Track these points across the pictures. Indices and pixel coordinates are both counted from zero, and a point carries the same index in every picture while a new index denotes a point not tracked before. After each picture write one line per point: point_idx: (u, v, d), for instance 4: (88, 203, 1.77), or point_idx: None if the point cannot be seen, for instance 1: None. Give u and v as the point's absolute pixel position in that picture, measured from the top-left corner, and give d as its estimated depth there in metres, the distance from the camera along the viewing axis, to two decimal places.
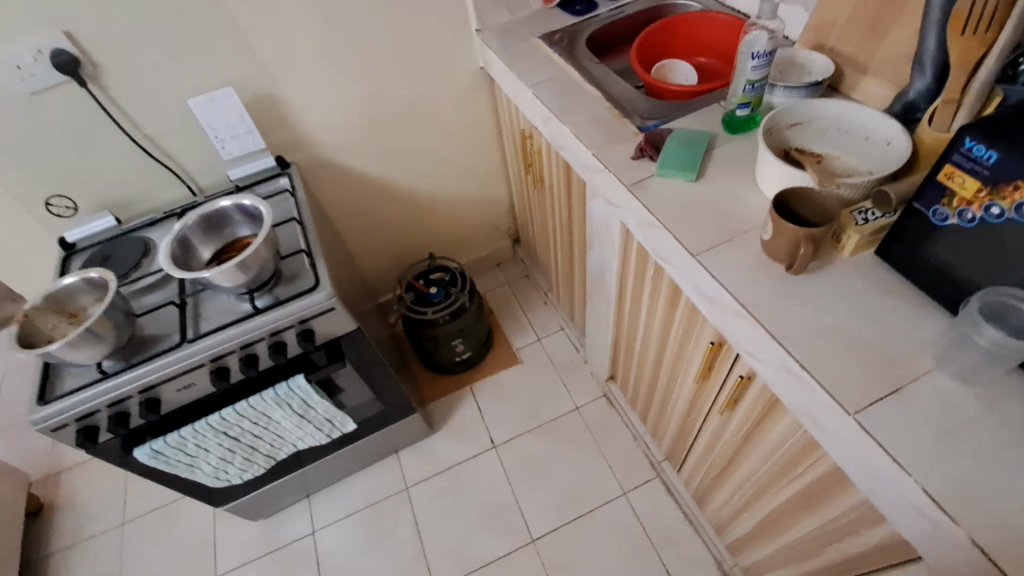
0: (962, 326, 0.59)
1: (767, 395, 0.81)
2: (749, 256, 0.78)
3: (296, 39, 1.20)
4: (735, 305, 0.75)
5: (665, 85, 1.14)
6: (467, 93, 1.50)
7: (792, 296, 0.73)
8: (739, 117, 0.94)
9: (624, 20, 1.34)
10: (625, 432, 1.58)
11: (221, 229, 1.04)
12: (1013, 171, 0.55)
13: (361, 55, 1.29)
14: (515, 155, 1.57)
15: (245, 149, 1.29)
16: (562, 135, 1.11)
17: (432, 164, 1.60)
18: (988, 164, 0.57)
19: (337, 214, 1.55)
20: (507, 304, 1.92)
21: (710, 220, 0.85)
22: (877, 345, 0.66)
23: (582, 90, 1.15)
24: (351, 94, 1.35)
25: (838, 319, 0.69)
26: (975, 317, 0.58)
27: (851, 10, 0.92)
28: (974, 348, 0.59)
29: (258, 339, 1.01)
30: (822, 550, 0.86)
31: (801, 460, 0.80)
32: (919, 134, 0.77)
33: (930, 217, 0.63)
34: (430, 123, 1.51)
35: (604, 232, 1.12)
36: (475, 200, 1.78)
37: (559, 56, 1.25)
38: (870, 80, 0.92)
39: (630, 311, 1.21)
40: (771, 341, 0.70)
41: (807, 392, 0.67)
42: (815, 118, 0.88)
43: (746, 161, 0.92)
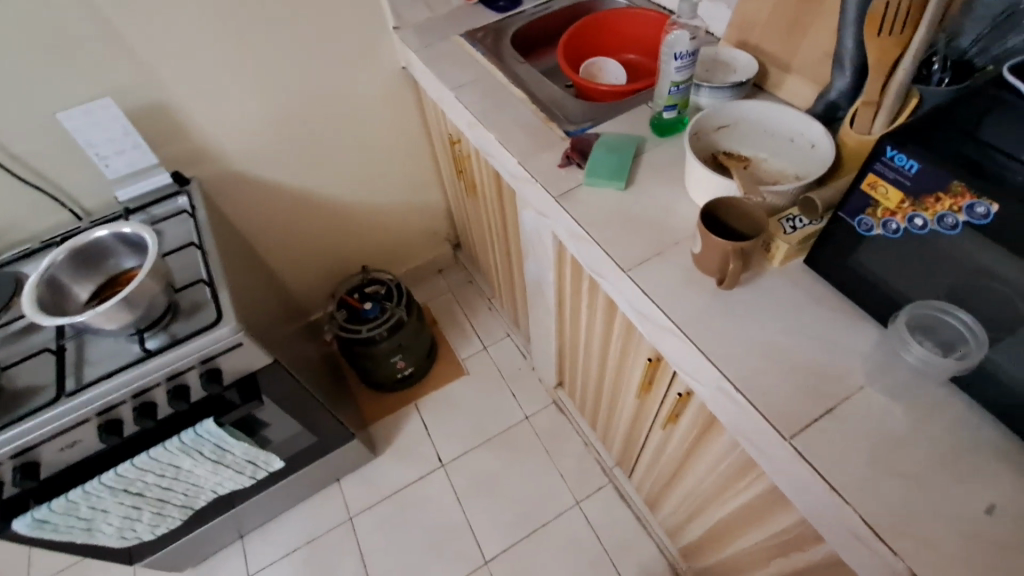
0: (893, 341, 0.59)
1: (706, 412, 0.78)
2: (680, 270, 0.75)
3: (186, 41, 1.07)
4: (668, 323, 0.71)
5: (593, 86, 1.10)
6: (390, 95, 1.40)
7: (725, 312, 0.70)
8: (666, 119, 0.91)
9: (550, 16, 1.29)
10: (576, 439, 1.55)
11: (98, 263, 0.91)
12: (934, 182, 0.52)
13: (266, 56, 1.18)
14: (446, 159, 1.49)
15: (134, 166, 1.13)
16: (487, 141, 1.04)
17: (358, 171, 1.50)
18: (910, 173, 0.54)
19: (254, 230, 1.42)
20: (450, 313, 1.84)
21: (640, 232, 0.80)
22: (811, 362, 0.63)
23: (508, 92, 1.09)
24: (258, 100, 1.22)
25: (770, 335, 0.67)
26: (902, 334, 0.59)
27: (771, 8, 0.90)
28: None
29: (154, 385, 0.89)
30: (768, 562, 0.84)
31: (742, 476, 0.77)
32: (843, 137, 0.74)
33: (856, 227, 0.61)
34: (352, 127, 1.40)
35: (537, 242, 1.06)
36: (409, 206, 1.69)
37: (482, 55, 1.18)
38: (794, 79, 0.90)
39: (570, 321, 1.17)
40: (706, 362, 0.66)
41: (743, 415, 0.63)
42: (741, 121, 0.85)
43: (676, 166, 0.88)
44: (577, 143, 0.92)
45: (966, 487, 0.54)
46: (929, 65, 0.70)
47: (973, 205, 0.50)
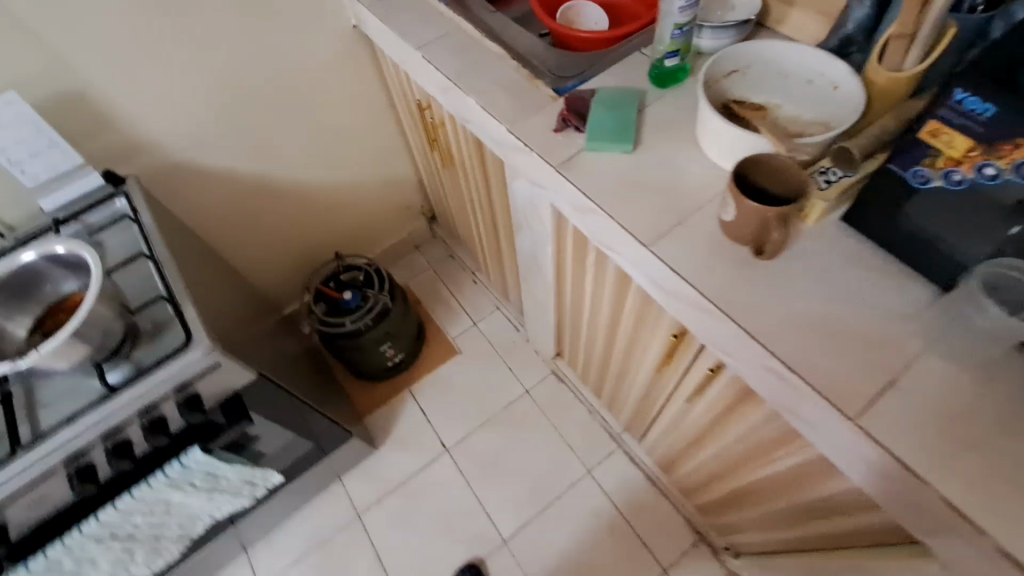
0: (957, 306, 0.55)
1: (740, 385, 0.74)
2: (707, 240, 0.68)
3: (90, 11, 0.89)
4: (701, 301, 0.65)
5: (572, 33, 0.99)
6: (342, 59, 1.24)
7: (762, 284, 0.64)
8: (667, 68, 0.81)
9: None
10: (580, 407, 1.52)
11: (31, 291, 0.78)
12: (1013, 127, 0.49)
13: (192, 24, 1.00)
14: (413, 127, 1.35)
15: (56, 168, 0.94)
16: (464, 105, 0.93)
17: (316, 148, 1.35)
18: (982, 119, 0.50)
19: (206, 225, 1.27)
20: (433, 290, 1.75)
21: (656, 200, 0.73)
22: (866, 334, 0.59)
23: (481, 47, 0.96)
24: (191, 77, 1.06)
25: (810, 304, 0.62)
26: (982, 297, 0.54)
27: None
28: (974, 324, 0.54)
29: (126, 423, 0.78)
30: (804, 520, 0.84)
31: (782, 446, 0.75)
32: (869, 74, 0.67)
33: (909, 180, 0.55)
34: (303, 99, 1.25)
35: (532, 216, 0.98)
36: (375, 182, 1.55)
37: (445, 5, 1.03)
38: (799, 10, 0.81)
39: (572, 294, 1.11)
40: (747, 338, 0.61)
41: (796, 395, 0.59)
42: (752, 63, 0.76)
43: (683, 120, 0.80)
44: (571, 103, 0.83)
45: None
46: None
47: None
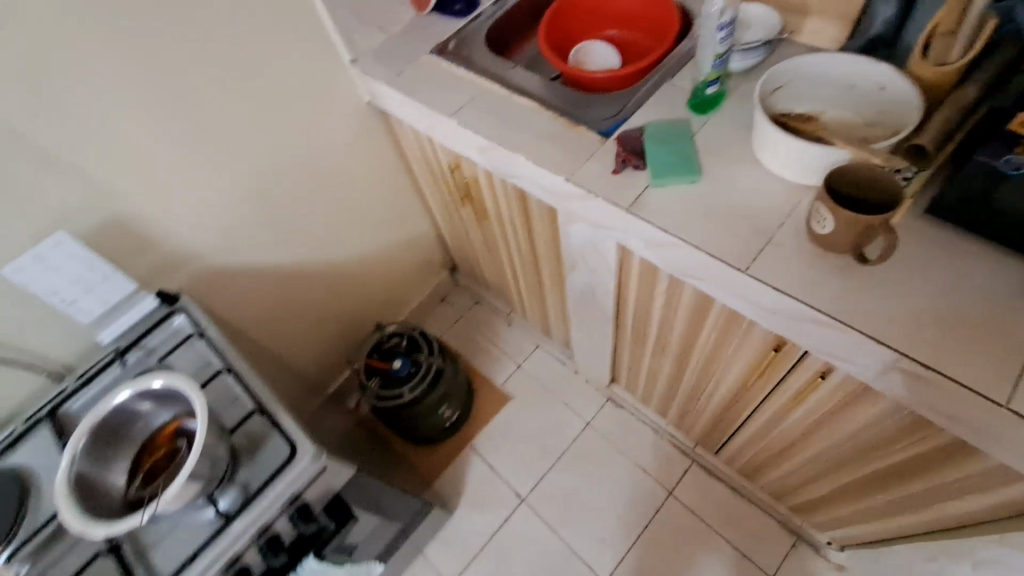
0: None
1: (853, 383, 0.75)
2: (799, 255, 0.70)
3: (126, 136, 0.89)
4: (816, 315, 0.66)
5: (586, 75, 1.01)
6: (359, 135, 1.26)
7: (870, 288, 0.66)
8: (709, 95, 0.85)
9: (509, 11, 1.18)
10: (645, 429, 1.51)
11: (126, 431, 0.75)
12: None
13: (220, 129, 1.00)
14: (434, 187, 1.36)
15: (111, 302, 0.94)
16: (508, 162, 0.94)
17: (343, 225, 1.35)
18: None
19: (249, 324, 1.25)
20: (470, 340, 1.74)
21: (736, 224, 0.75)
22: (986, 321, 0.62)
23: (511, 103, 0.99)
24: (223, 180, 1.05)
25: (923, 299, 0.64)
26: None
27: None
28: None
29: (244, 550, 0.75)
30: (927, 504, 0.85)
31: (906, 434, 0.76)
32: (914, 70, 0.71)
33: (1001, 167, 0.58)
34: (327, 180, 1.25)
35: (592, 255, 0.99)
36: (399, 246, 1.55)
37: (463, 69, 1.06)
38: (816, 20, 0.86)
39: (636, 322, 1.12)
40: (876, 346, 0.63)
41: (934, 391, 0.62)
42: (791, 81, 0.79)
43: (735, 141, 0.82)
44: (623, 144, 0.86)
45: None
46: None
47: None
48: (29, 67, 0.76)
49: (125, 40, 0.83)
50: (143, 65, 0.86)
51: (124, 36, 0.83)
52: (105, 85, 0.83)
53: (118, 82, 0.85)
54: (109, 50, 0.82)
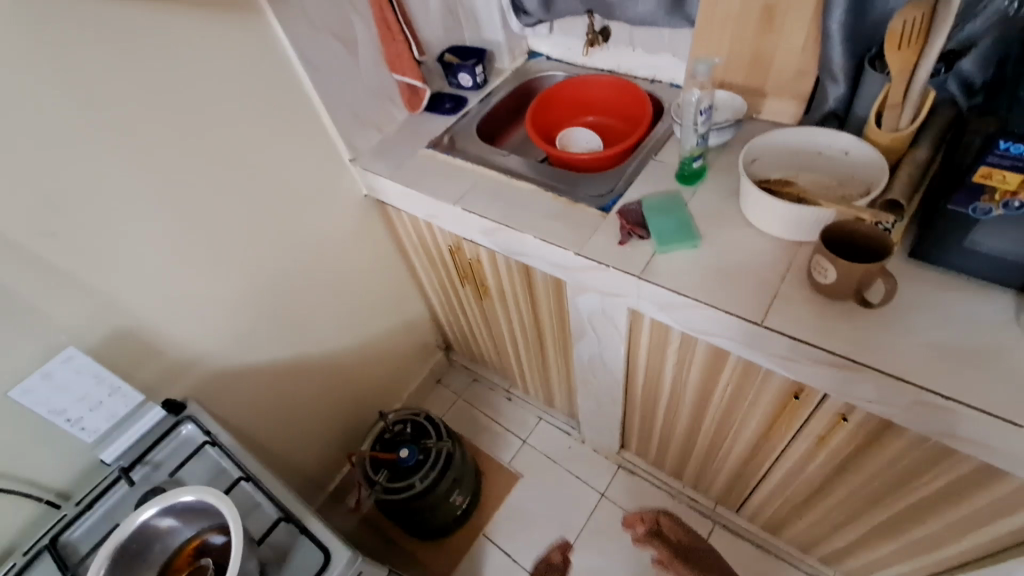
0: None
1: (874, 421, 0.79)
2: (808, 305, 0.76)
3: (138, 245, 0.89)
4: (835, 359, 0.71)
5: (570, 157, 1.10)
6: (358, 226, 1.30)
7: (878, 329, 0.72)
8: (694, 168, 0.94)
9: (495, 106, 1.29)
10: (661, 494, 1.48)
11: (145, 556, 0.70)
12: None
13: (228, 230, 1.02)
14: (432, 270, 1.40)
15: (116, 416, 0.91)
16: (515, 241, 1.00)
17: (343, 314, 1.35)
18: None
19: (248, 425, 1.20)
20: (471, 420, 1.70)
21: (743, 281, 0.81)
22: (986, 349, 0.68)
23: (511, 187, 1.06)
24: (229, 280, 1.06)
25: (927, 335, 0.70)
26: None
27: (728, 50, 0.98)
28: None
29: None
30: (958, 538, 0.86)
31: (932, 466, 0.79)
32: (872, 136, 0.82)
33: (972, 213, 0.67)
34: (327, 272, 1.27)
35: (601, 322, 1.03)
36: (397, 329, 1.55)
37: (461, 159, 1.14)
38: (775, 99, 0.99)
39: (646, 384, 1.14)
40: (896, 382, 0.68)
41: (957, 418, 0.66)
42: (765, 152, 0.90)
43: (725, 207, 0.91)
44: (625, 216, 0.92)
45: None
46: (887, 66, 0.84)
47: None
48: (51, 189, 0.77)
49: (144, 157, 0.86)
50: (159, 176, 0.89)
51: (144, 154, 0.86)
52: (122, 198, 0.85)
53: (135, 196, 0.87)
54: (129, 165, 0.85)
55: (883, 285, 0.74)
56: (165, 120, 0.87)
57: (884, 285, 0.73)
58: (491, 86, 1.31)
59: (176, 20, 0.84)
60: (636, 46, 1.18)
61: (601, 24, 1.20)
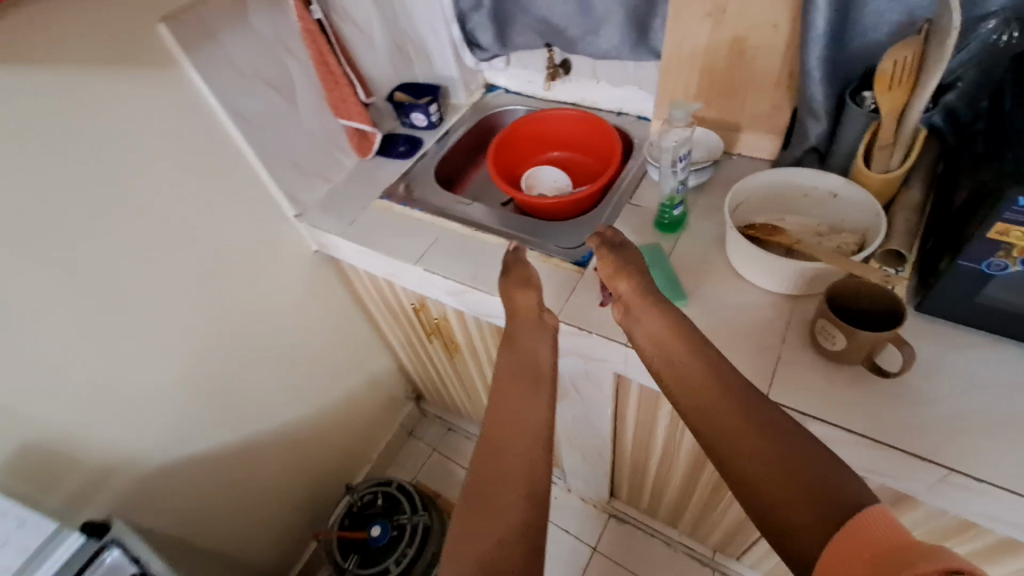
0: None
1: (889, 492, 0.72)
2: (814, 372, 0.69)
3: (39, 350, 0.75)
4: (850, 436, 0.64)
5: (538, 202, 1.01)
6: (310, 285, 1.17)
7: (893, 399, 0.65)
8: (676, 216, 0.86)
9: (453, 147, 1.19)
10: (655, 542, 1.40)
11: None
12: None
13: (155, 314, 0.88)
14: (395, 324, 1.28)
15: (25, 551, 0.74)
16: (484, 304, 0.90)
17: (299, 382, 1.21)
18: None
19: (191, 523, 1.06)
20: (448, 475, 1.58)
21: (741, 346, 0.73)
22: (1010, 417, 0.62)
23: (477, 242, 0.96)
24: (160, 369, 0.91)
25: (945, 403, 0.64)
26: None
27: (698, 86, 0.91)
28: None
29: None
30: None
31: (949, 537, 0.72)
32: (863, 178, 0.76)
33: (986, 269, 0.61)
34: (278, 340, 1.13)
35: (585, 384, 0.93)
36: (361, 388, 1.42)
37: (420, 210, 1.03)
38: (753, 136, 0.92)
39: (636, 440, 1.05)
40: (919, 461, 0.61)
41: (989, 499, 0.59)
42: (750, 196, 0.83)
43: (712, 257, 0.83)
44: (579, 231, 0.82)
45: None
46: (867, 102, 0.78)
47: None
48: None
49: (41, 247, 0.73)
50: (66, 266, 0.76)
51: (41, 243, 0.72)
52: (17, 298, 0.71)
53: (32, 293, 0.73)
54: (24, 259, 0.71)
55: (899, 352, 0.67)
56: (68, 200, 0.74)
57: (898, 351, 0.66)
58: (448, 124, 1.21)
59: (73, 86, 0.71)
60: (600, 79, 1.11)
61: (562, 57, 1.12)
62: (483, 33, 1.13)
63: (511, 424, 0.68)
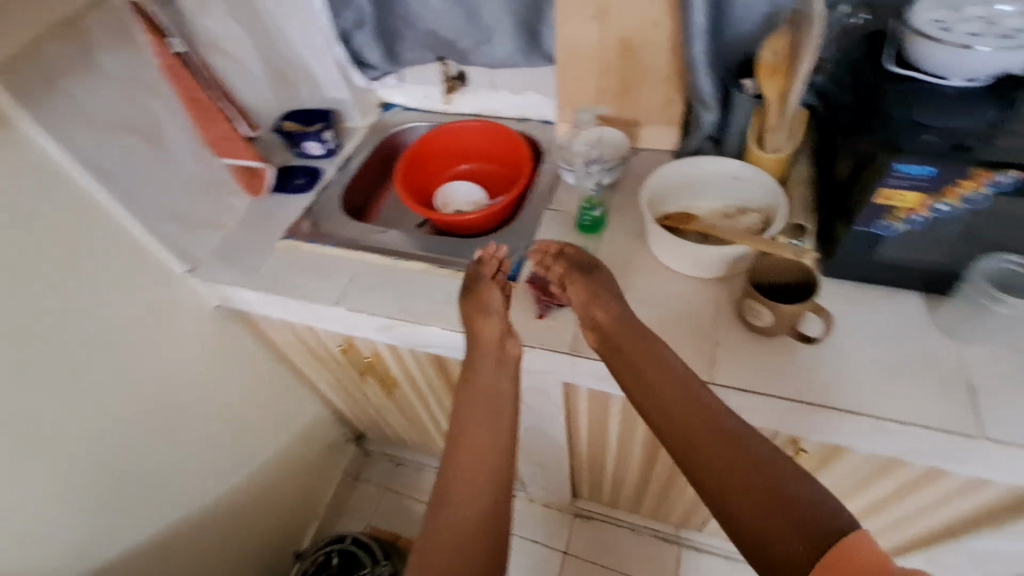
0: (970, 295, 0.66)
1: (826, 447, 0.77)
2: (748, 349, 0.72)
3: None
4: (789, 404, 0.67)
5: (457, 220, 0.98)
6: (219, 344, 1.04)
7: (819, 362, 0.69)
8: (596, 216, 0.87)
9: (356, 172, 1.12)
10: (622, 532, 1.41)
11: None
12: (953, 176, 0.59)
13: (24, 415, 0.74)
14: (321, 368, 1.18)
15: None
16: (417, 334, 0.85)
17: (221, 452, 1.08)
18: (927, 177, 0.60)
19: None
20: (404, 512, 1.50)
21: (678, 335, 0.74)
22: (917, 360, 0.68)
23: (398, 271, 0.91)
24: (42, 478, 0.77)
25: (862, 358, 0.69)
26: (984, 281, 0.65)
27: (595, 86, 0.93)
28: (983, 312, 0.66)
29: None
30: (910, 526, 0.87)
31: (880, 476, 0.78)
32: (759, 161, 0.81)
33: (878, 231, 0.67)
34: (189, 412, 1.00)
35: (533, 396, 0.91)
36: (294, 442, 1.30)
37: (332, 245, 0.96)
38: (653, 129, 0.95)
39: (590, 440, 1.05)
40: (851, 417, 0.65)
41: (915, 439, 0.64)
42: (663, 187, 0.85)
43: (637, 252, 0.85)
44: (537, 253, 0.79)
45: None
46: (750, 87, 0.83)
47: (996, 179, 0.58)
48: None
49: None
50: None
51: None
52: None
53: None
54: None
55: (819, 319, 0.72)
56: None
57: (820, 318, 0.71)
58: (347, 148, 1.14)
59: None
60: (498, 87, 1.10)
61: (457, 69, 1.10)
62: (370, 52, 1.08)
63: (473, 462, 0.64)
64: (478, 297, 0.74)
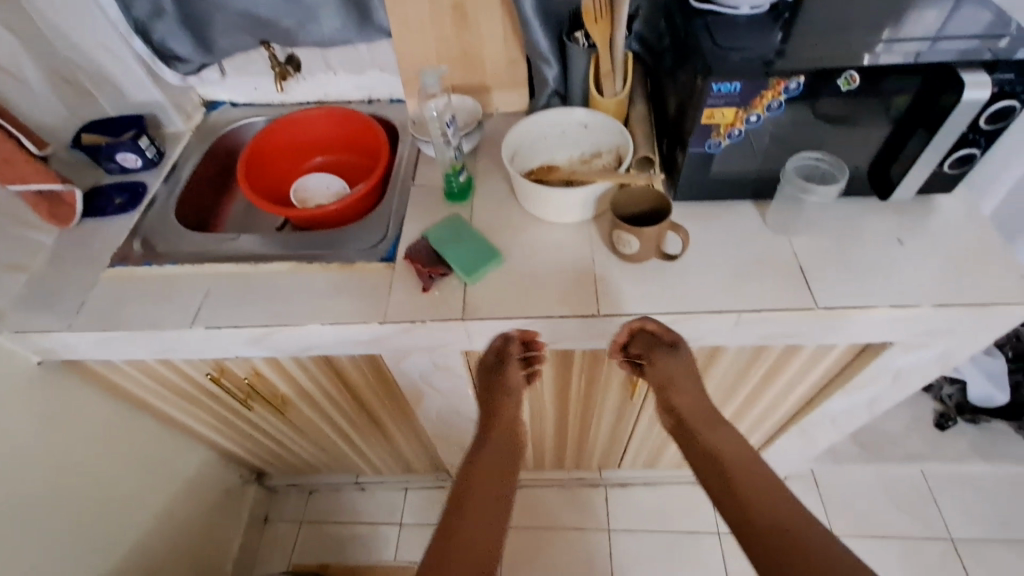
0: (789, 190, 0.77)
1: (704, 352, 0.85)
2: (625, 278, 0.77)
3: None
4: (669, 318, 0.73)
5: (321, 212, 0.92)
6: (54, 408, 0.87)
7: (685, 276, 0.76)
8: (461, 182, 0.86)
9: (189, 180, 0.99)
10: (552, 490, 1.46)
11: None
12: (755, 89, 0.67)
13: None
14: (195, 407, 1.04)
15: None
16: (296, 337, 0.78)
17: (86, 532, 0.91)
18: (736, 92, 0.68)
19: None
20: (328, 539, 1.39)
21: (561, 279, 0.77)
22: (760, 256, 0.78)
23: (261, 276, 0.82)
24: None
25: (718, 264, 0.77)
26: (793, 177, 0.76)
27: (437, 55, 0.92)
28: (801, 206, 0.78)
29: None
30: (781, 405, 1.01)
31: (751, 366, 0.89)
32: (601, 107, 0.86)
33: (708, 149, 0.75)
34: (31, 495, 0.83)
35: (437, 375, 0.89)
36: (180, 499, 1.14)
37: (174, 263, 0.84)
38: (501, 93, 0.97)
39: None
40: (720, 316, 0.73)
41: (770, 323, 0.74)
42: (520, 144, 0.87)
43: (508, 211, 0.86)
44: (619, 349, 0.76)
45: (875, 250, 0.77)
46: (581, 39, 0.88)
47: (787, 86, 0.67)
48: None
49: None
50: None
51: None
52: None
53: None
54: None
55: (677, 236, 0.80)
56: None
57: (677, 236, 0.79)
58: (172, 156, 1.00)
59: None
60: (336, 69, 1.04)
61: (284, 53, 1.02)
62: (177, 45, 0.96)
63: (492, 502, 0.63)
64: (502, 377, 0.75)
